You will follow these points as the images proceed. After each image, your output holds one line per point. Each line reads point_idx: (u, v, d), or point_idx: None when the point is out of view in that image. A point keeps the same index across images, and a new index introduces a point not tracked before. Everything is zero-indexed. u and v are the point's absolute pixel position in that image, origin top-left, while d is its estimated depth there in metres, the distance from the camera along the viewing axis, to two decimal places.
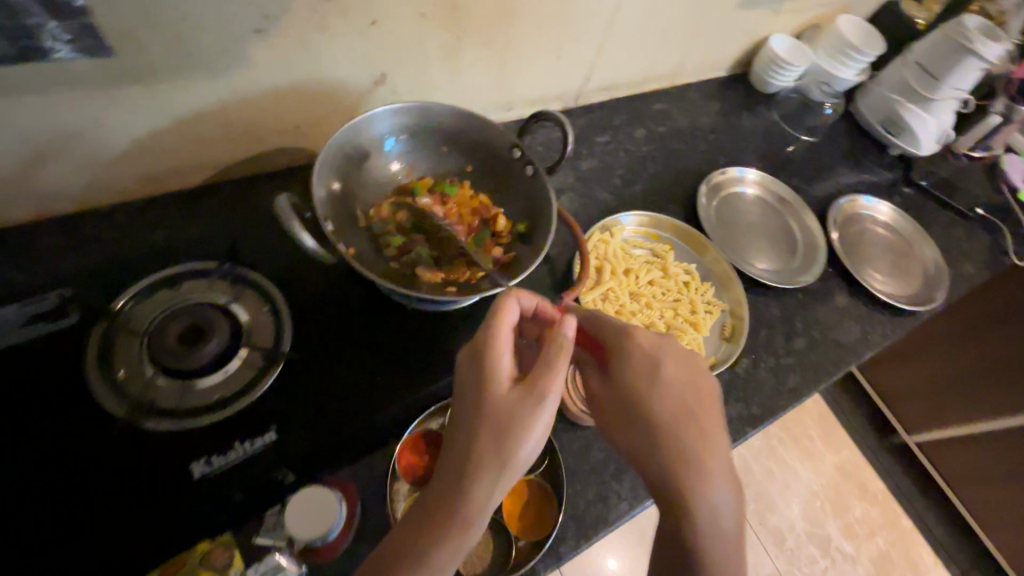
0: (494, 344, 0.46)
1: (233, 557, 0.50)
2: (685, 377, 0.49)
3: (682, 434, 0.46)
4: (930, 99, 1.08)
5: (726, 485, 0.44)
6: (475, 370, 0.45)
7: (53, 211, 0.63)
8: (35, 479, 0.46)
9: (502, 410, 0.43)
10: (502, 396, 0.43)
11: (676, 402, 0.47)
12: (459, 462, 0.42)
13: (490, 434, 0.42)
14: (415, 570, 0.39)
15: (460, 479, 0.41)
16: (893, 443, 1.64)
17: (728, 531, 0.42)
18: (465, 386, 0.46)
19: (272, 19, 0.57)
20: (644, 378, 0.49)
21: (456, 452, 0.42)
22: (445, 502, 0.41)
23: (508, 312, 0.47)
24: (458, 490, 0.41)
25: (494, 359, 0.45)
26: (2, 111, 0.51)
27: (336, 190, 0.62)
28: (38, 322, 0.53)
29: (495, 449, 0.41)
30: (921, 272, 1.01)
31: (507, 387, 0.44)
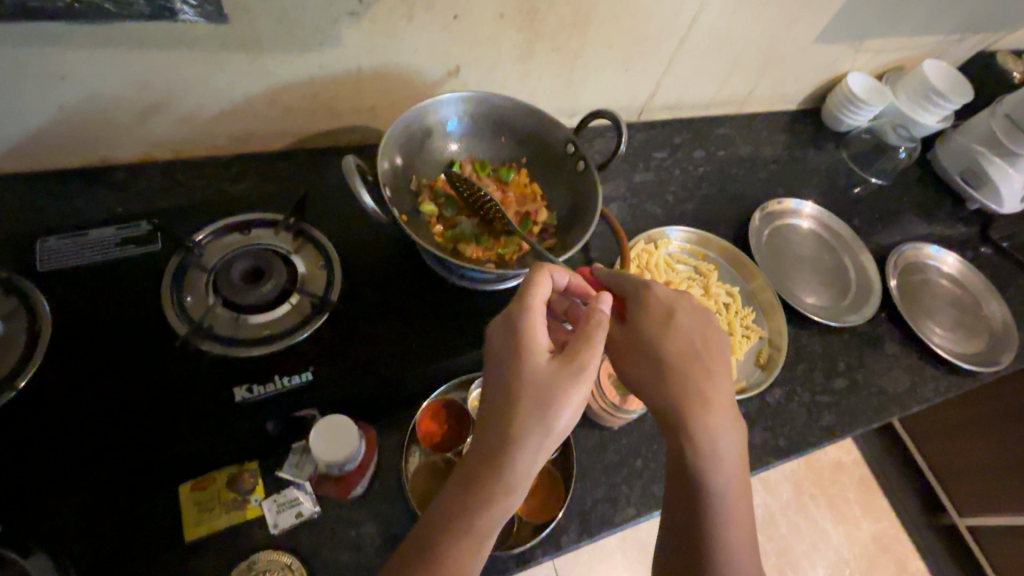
0: (531, 315, 0.46)
1: (255, 484, 0.56)
2: (703, 334, 0.51)
3: (694, 383, 0.48)
4: (1019, 154, 1.02)
5: (732, 432, 0.47)
6: (512, 341, 0.45)
7: (156, 155, 0.71)
8: (105, 376, 0.52)
9: (542, 381, 0.43)
10: (542, 368, 0.44)
11: (688, 353, 0.50)
12: (498, 428, 0.42)
13: (532, 405, 0.42)
14: (457, 526, 0.40)
15: (502, 445, 0.42)
16: (940, 521, 1.51)
17: (740, 484, 0.46)
18: (499, 352, 0.46)
19: (366, 5, 0.63)
20: (666, 336, 0.51)
21: (494, 419, 0.43)
22: (487, 465, 0.41)
23: (544, 286, 0.48)
24: (502, 456, 0.42)
25: (532, 332, 0.45)
26: (129, 61, 0.59)
27: (398, 164, 0.68)
28: (129, 245, 0.60)
29: (538, 418, 0.42)
30: (987, 332, 0.95)
31: (546, 358, 0.45)
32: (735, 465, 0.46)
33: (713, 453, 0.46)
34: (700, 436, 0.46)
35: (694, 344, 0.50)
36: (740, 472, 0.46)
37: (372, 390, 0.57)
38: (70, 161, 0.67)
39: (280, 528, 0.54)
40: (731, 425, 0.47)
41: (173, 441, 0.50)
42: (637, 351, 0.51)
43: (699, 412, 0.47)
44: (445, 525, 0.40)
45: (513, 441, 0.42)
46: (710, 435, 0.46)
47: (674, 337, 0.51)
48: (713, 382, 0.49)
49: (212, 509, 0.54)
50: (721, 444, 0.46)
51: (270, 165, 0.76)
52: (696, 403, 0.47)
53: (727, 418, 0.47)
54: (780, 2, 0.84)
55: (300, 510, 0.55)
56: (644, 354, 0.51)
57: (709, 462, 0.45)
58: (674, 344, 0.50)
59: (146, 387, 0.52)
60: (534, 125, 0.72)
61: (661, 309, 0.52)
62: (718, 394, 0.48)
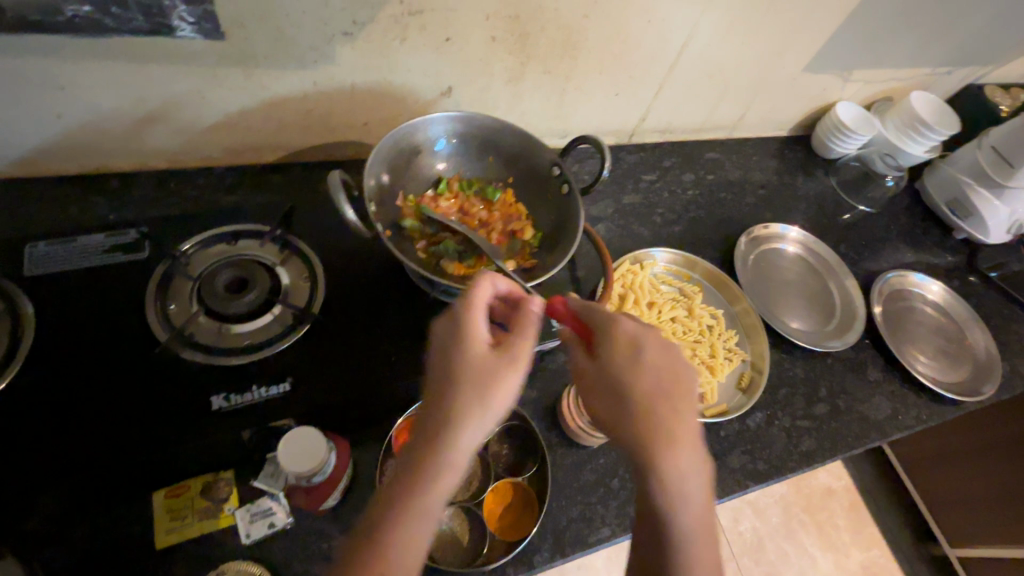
0: (473, 310, 0.46)
1: (229, 493, 0.55)
2: (672, 364, 0.48)
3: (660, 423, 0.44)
4: (1003, 186, 1.04)
5: (700, 475, 0.43)
6: (453, 337, 0.45)
7: (151, 165, 0.73)
8: (86, 381, 0.53)
9: (484, 371, 0.43)
10: (483, 359, 0.44)
11: (654, 388, 0.46)
12: (436, 421, 0.41)
13: (473, 394, 0.42)
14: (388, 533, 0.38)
15: (443, 439, 0.40)
16: (931, 550, 1.50)
17: (708, 526, 0.43)
18: (438, 351, 0.45)
19: (360, 25, 0.64)
20: (633, 371, 0.47)
21: (433, 413, 0.42)
22: (424, 458, 0.40)
23: (488, 285, 0.48)
24: (440, 449, 0.40)
25: (474, 326, 0.45)
26: (127, 74, 0.60)
27: (385, 181, 0.69)
28: (116, 253, 0.61)
29: (480, 406, 0.41)
30: (970, 361, 0.95)
31: (482, 350, 0.44)
32: (701, 506, 0.43)
33: (679, 494, 0.42)
34: (664, 477, 0.42)
35: (661, 375, 0.47)
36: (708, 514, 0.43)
37: (349, 403, 0.58)
38: (66, 169, 0.69)
39: (251, 538, 0.54)
40: (699, 461, 0.44)
41: (149, 449, 0.51)
42: (603, 382, 0.48)
43: (662, 449, 0.43)
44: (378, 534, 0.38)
45: (453, 431, 0.41)
46: (678, 480, 0.43)
47: (641, 373, 0.47)
48: (681, 419, 0.45)
49: (186, 516, 0.53)
50: (687, 485, 0.43)
51: (263, 178, 0.78)
52: (661, 439, 0.43)
53: (696, 457, 0.44)
54: (767, 32, 0.86)
55: (273, 520, 0.55)
56: (609, 385, 0.47)
57: (675, 507, 0.42)
58: (641, 375, 0.47)
59: (126, 393, 0.53)
60: (520, 146, 0.74)
61: (628, 336, 0.49)
62: (685, 428, 0.45)
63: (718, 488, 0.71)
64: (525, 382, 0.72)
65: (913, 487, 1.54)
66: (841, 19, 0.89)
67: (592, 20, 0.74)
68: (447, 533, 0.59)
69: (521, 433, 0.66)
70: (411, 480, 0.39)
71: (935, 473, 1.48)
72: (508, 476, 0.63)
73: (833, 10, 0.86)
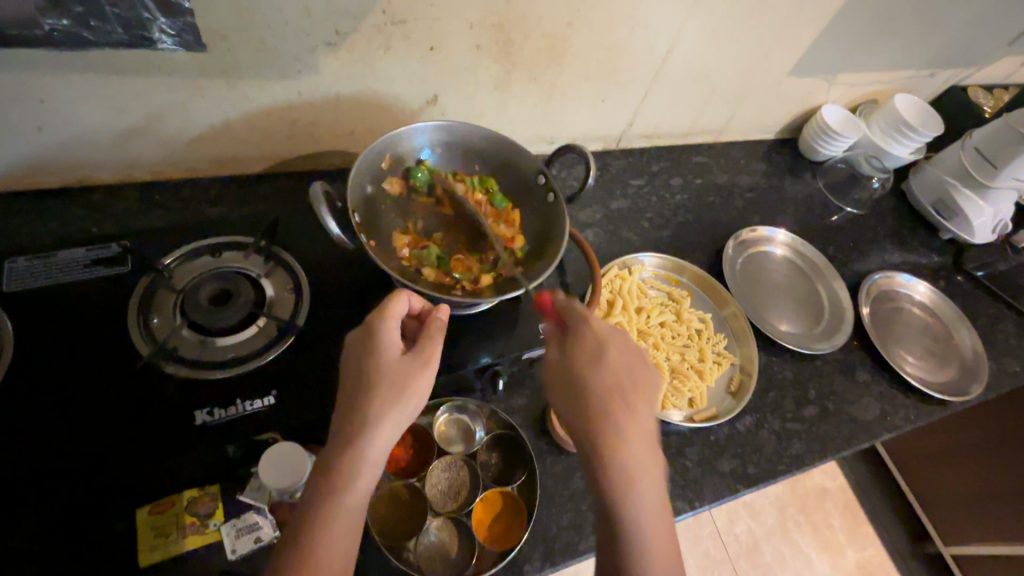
0: (387, 324, 0.51)
1: (215, 508, 0.55)
2: (631, 369, 0.52)
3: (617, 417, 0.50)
4: (987, 186, 1.05)
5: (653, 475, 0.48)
6: (365, 349, 0.50)
7: (134, 177, 0.72)
8: (68, 397, 0.53)
9: (395, 381, 0.48)
10: (395, 369, 0.49)
11: (612, 383, 0.51)
12: (351, 430, 0.46)
13: (385, 402, 0.48)
14: (311, 532, 0.44)
15: (356, 445, 0.46)
16: (926, 549, 1.50)
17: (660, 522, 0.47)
18: (350, 365, 0.50)
19: (342, 36, 0.64)
20: (594, 367, 0.52)
21: (349, 422, 0.47)
22: (340, 463, 0.45)
23: (403, 301, 0.52)
24: (355, 453, 0.46)
25: (387, 338, 0.50)
26: (109, 87, 0.60)
27: (369, 191, 0.69)
28: (99, 266, 0.61)
29: (391, 414, 0.47)
30: (957, 361, 0.96)
31: (393, 362, 0.49)
32: (655, 503, 0.47)
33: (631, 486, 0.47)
34: (618, 475, 0.47)
35: (621, 380, 0.52)
36: (662, 514, 0.48)
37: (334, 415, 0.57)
38: (48, 182, 0.68)
39: (237, 554, 0.53)
40: (651, 462, 0.49)
41: (132, 465, 0.50)
42: (568, 382, 0.52)
43: (617, 449, 0.48)
44: (305, 536, 0.44)
45: (367, 438, 0.46)
46: (630, 474, 0.47)
47: (602, 370, 0.52)
48: (637, 419, 0.50)
49: (170, 534, 0.53)
50: (640, 481, 0.47)
51: (249, 189, 0.77)
52: (617, 441, 0.48)
53: (648, 456, 0.49)
54: (750, 37, 0.87)
55: (259, 535, 0.55)
56: (573, 385, 0.52)
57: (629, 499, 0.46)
58: (602, 378, 0.51)
59: (107, 409, 0.52)
60: (506, 155, 0.74)
61: (594, 341, 0.53)
62: (640, 433, 0.50)
63: (708, 493, 0.71)
64: (514, 390, 0.72)
65: (907, 486, 1.55)
66: (824, 23, 0.90)
67: (576, 28, 0.75)
68: (436, 545, 0.58)
69: (509, 441, 0.66)
70: (330, 484, 0.45)
71: (929, 472, 1.49)
72: (498, 485, 0.63)
73: (815, 14, 0.87)
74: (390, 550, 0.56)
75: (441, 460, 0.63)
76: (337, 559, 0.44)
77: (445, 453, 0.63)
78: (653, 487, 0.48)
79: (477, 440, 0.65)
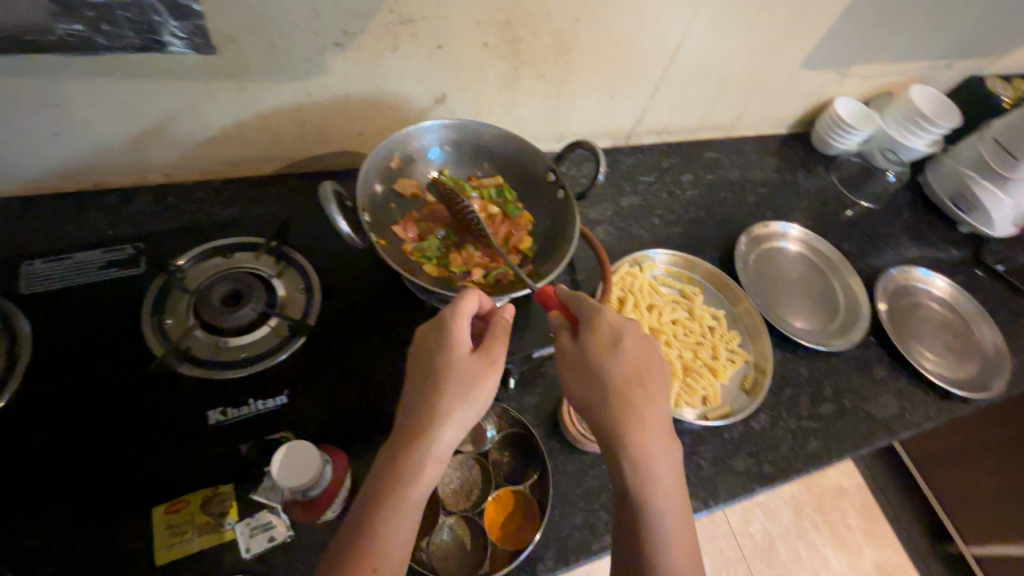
0: (458, 322, 0.50)
1: (228, 507, 0.54)
2: (647, 359, 0.52)
3: (635, 408, 0.49)
4: (1007, 178, 1.03)
5: (671, 465, 0.48)
6: (435, 350, 0.50)
7: (147, 180, 0.73)
8: (85, 398, 0.53)
9: (463, 380, 0.48)
10: (465, 368, 0.49)
11: (630, 371, 0.50)
12: (419, 427, 0.46)
13: (453, 400, 0.47)
14: (370, 527, 0.43)
15: (422, 440, 0.46)
16: (946, 549, 1.47)
17: (680, 516, 0.47)
18: (422, 364, 0.50)
19: (350, 36, 0.64)
20: (612, 357, 0.51)
21: (414, 420, 0.47)
22: (405, 458, 0.45)
23: (474, 300, 0.52)
24: (422, 448, 0.46)
25: (457, 335, 0.50)
26: (122, 90, 0.61)
27: (377, 192, 0.69)
28: (112, 268, 0.62)
29: (458, 413, 0.47)
30: (978, 357, 0.94)
31: (460, 360, 0.49)
32: (672, 486, 0.48)
33: (651, 476, 0.47)
34: (637, 463, 0.47)
35: (638, 369, 0.51)
36: (678, 493, 0.48)
37: (348, 415, 0.58)
38: (64, 186, 0.69)
39: (252, 553, 0.53)
40: (668, 451, 0.48)
41: (145, 466, 0.50)
42: (581, 371, 0.51)
43: (635, 435, 0.48)
44: (366, 530, 0.43)
45: (432, 438, 0.46)
46: (649, 464, 0.47)
47: (619, 360, 0.51)
48: (654, 408, 0.50)
49: (185, 533, 0.52)
50: (662, 475, 0.47)
51: (260, 190, 0.78)
52: (637, 429, 0.48)
53: (664, 442, 0.49)
54: (760, 30, 0.85)
55: (272, 534, 0.54)
56: (587, 376, 0.51)
57: (651, 498, 0.46)
58: (620, 368, 0.50)
59: (125, 409, 0.53)
60: (514, 151, 0.74)
61: (608, 331, 0.52)
62: (658, 422, 0.49)
63: (723, 492, 0.70)
64: (526, 388, 0.72)
65: (926, 485, 1.51)
66: (836, 15, 0.88)
67: (584, 23, 0.74)
68: (449, 545, 0.58)
69: (520, 439, 0.66)
70: (393, 477, 0.45)
71: (949, 470, 1.46)
72: (510, 484, 0.63)
73: (827, 5, 0.85)
74: None
75: (452, 459, 0.63)
76: (397, 554, 0.43)
77: (457, 452, 0.63)
78: (671, 474, 0.48)
79: (489, 438, 0.65)
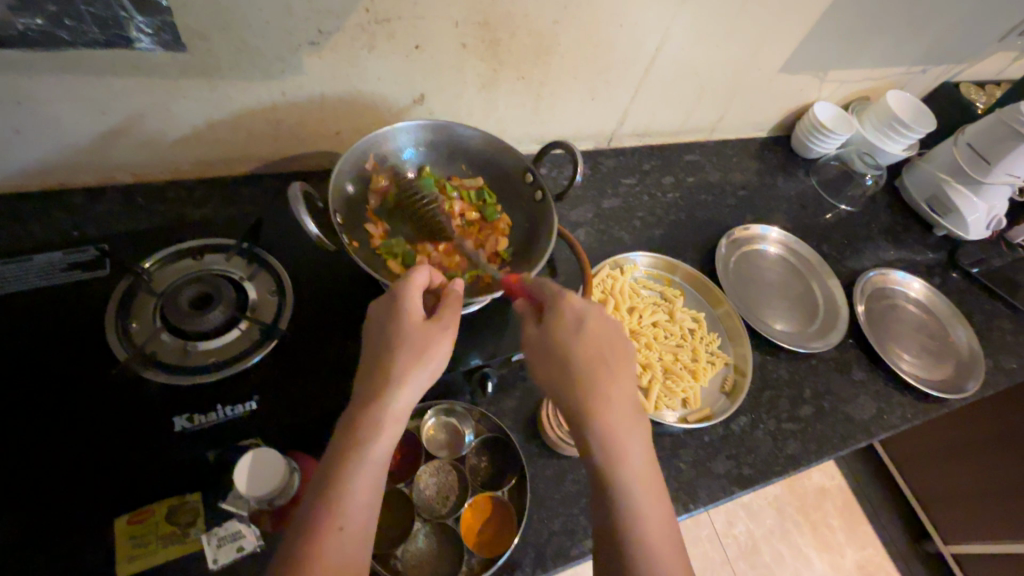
0: (408, 291, 0.50)
1: (195, 517, 0.51)
2: (612, 340, 0.51)
3: (599, 385, 0.48)
4: (981, 183, 1.04)
5: (642, 445, 0.47)
6: (386, 319, 0.49)
7: (115, 180, 0.71)
8: (45, 406, 0.51)
9: (416, 342, 0.48)
10: (418, 332, 0.48)
11: (594, 353, 0.50)
12: (374, 389, 0.45)
13: (409, 361, 0.46)
14: (326, 490, 0.42)
15: (379, 403, 0.45)
16: (927, 549, 1.48)
17: (652, 497, 0.46)
18: (373, 333, 0.49)
19: (325, 34, 0.63)
20: (577, 340, 0.50)
21: (369, 385, 0.46)
22: (363, 420, 0.44)
23: (424, 274, 0.52)
24: (379, 412, 0.45)
25: (408, 302, 0.49)
26: (87, 87, 0.59)
27: (350, 193, 0.68)
28: (76, 270, 0.60)
29: (414, 373, 0.46)
30: (954, 359, 0.95)
31: (415, 323, 0.49)
32: (640, 467, 0.46)
33: (622, 456, 0.46)
34: (606, 440, 0.46)
35: (604, 349, 0.50)
36: (651, 477, 0.47)
37: (320, 420, 0.57)
38: (27, 185, 0.67)
39: (219, 564, 0.50)
40: (637, 431, 0.48)
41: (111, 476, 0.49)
42: (547, 355, 0.51)
43: (603, 414, 0.47)
44: (325, 496, 0.42)
45: (389, 397, 0.45)
46: (617, 446, 0.46)
47: (585, 341, 0.50)
48: (622, 389, 0.49)
49: (149, 544, 0.49)
50: (632, 454, 0.46)
51: (234, 191, 0.76)
52: (604, 409, 0.47)
53: (633, 424, 0.48)
54: (739, 33, 0.86)
55: (242, 544, 0.51)
56: (552, 357, 0.50)
57: (621, 479, 0.45)
58: (586, 356, 0.50)
59: (89, 414, 0.51)
60: (491, 152, 0.74)
61: (574, 316, 0.52)
62: (629, 406, 0.48)
63: (703, 495, 0.70)
64: (504, 392, 0.71)
65: (907, 486, 1.53)
66: (814, 19, 0.89)
67: (562, 25, 0.74)
68: (422, 552, 0.57)
69: (498, 444, 0.65)
70: (351, 440, 0.44)
71: (928, 471, 1.47)
72: (486, 490, 0.62)
73: (804, 11, 0.86)
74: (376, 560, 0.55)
75: (428, 465, 0.62)
76: (363, 514, 0.43)
77: (433, 458, 0.62)
78: (642, 454, 0.47)
79: (466, 444, 0.64)
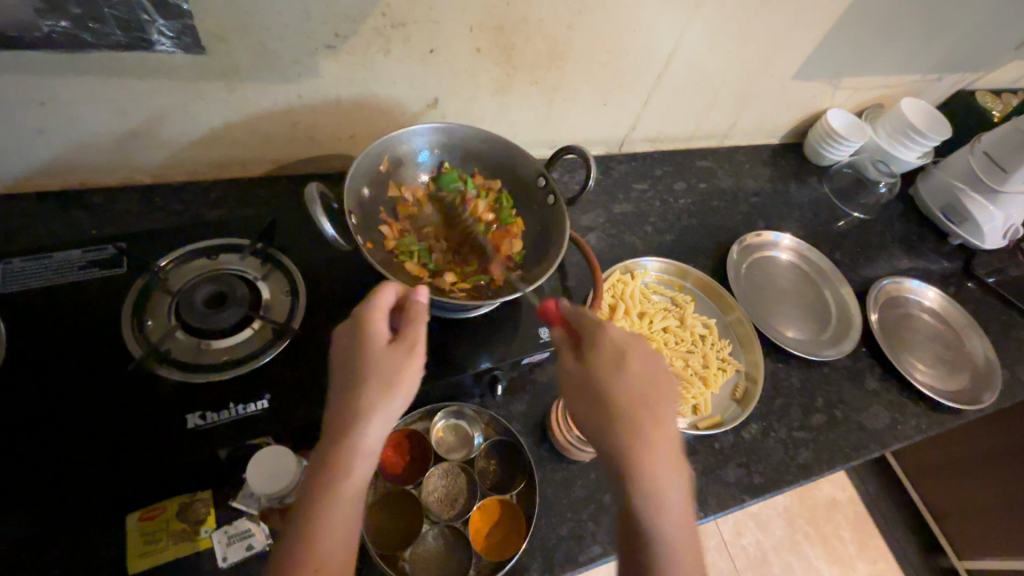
0: (372, 316, 0.49)
1: (206, 514, 0.53)
2: (653, 377, 0.50)
3: (636, 424, 0.47)
4: (997, 191, 1.03)
5: (680, 489, 0.45)
6: (352, 346, 0.48)
7: (133, 180, 0.72)
8: (61, 401, 0.52)
9: (383, 370, 0.47)
10: (383, 359, 0.47)
11: (635, 391, 0.48)
12: (342, 426, 0.45)
13: (374, 393, 0.46)
14: (300, 528, 0.42)
15: (345, 438, 0.44)
16: (940, 563, 1.45)
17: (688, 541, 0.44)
18: (342, 361, 0.48)
19: (341, 38, 0.64)
20: (616, 376, 0.49)
21: (336, 418, 0.45)
22: (330, 455, 0.44)
23: (388, 294, 0.51)
24: (345, 446, 0.44)
25: (371, 330, 0.48)
26: (108, 88, 0.60)
27: (365, 194, 0.68)
28: (94, 267, 0.60)
29: (380, 404, 0.45)
30: (969, 369, 0.94)
31: (377, 349, 0.48)
32: (682, 509, 0.45)
33: (656, 498, 0.44)
34: (642, 480, 0.44)
35: (645, 389, 0.49)
36: (688, 520, 0.45)
37: None
38: (48, 185, 0.68)
39: (228, 562, 0.51)
40: (677, 474, 0.46)
41: (126, 471, 0.49)
42: (587, 393, 0.50)
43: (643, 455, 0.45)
44: (300, 535, 0.42)
45: (354, 431, 0.44)
46: (657, 491, 0.44)
47: (626, 378, 0.49)
48: (663, 427, 0.47)
49: (160, 538, 0.51)
50: (670, 496, 0.44)
51: (249, 192, 0.77)
52: (643, 450, 0.45)
53: (672, 464, 0.46)
54: (753, 39, 0.86)
55: (250, 542, 0.52)
56: (590, 394, 0.49)
57: (659, 523, 0.43)
58: (624, 390, 0.48)
59: (104, 409, 0.52)
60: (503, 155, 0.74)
61: (615, 350, 0.51)
62: (667, 445, 0.47)
63: (713, 502, 0.69)
64: (514, 395, 0.71)
65: (920, 499, 1.50)
66: (829, 25, 0.89)
67: (577, 30, 0.74)
68: (430, 554, 0.57)
69: (508, 447, 0.64)
70: (318, 476, 0.43)
71: (942, 484, 1.45)
72: (495, 493, 0.61)
73: (818, 18, 0.86)
74: (385, 560, 0.55)
75: (438, 466, 0.62)
76: (337, 551, 0.43)
77: (443, 459, 0.62)
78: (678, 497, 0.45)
79: (476, 445, 0.64)
